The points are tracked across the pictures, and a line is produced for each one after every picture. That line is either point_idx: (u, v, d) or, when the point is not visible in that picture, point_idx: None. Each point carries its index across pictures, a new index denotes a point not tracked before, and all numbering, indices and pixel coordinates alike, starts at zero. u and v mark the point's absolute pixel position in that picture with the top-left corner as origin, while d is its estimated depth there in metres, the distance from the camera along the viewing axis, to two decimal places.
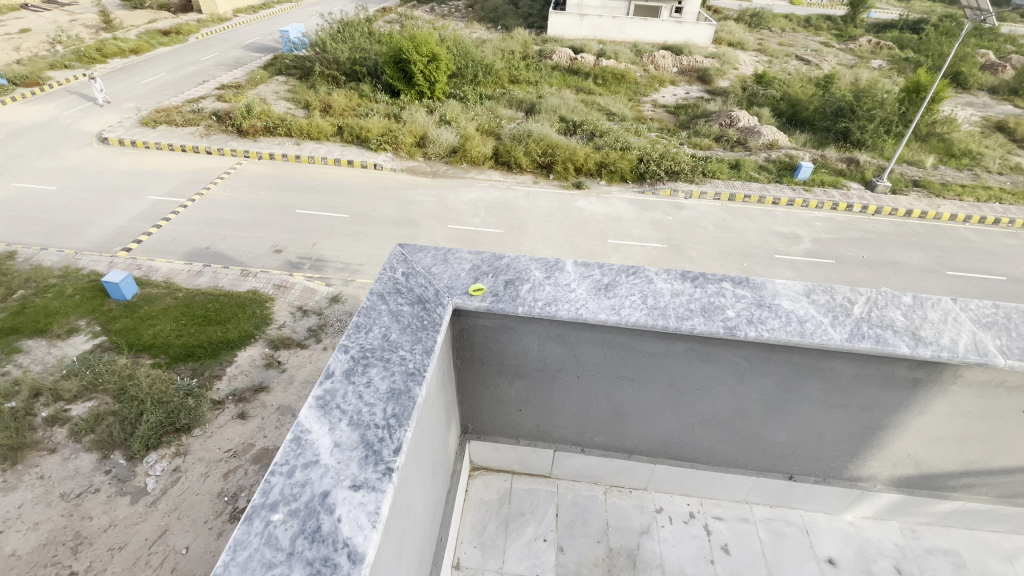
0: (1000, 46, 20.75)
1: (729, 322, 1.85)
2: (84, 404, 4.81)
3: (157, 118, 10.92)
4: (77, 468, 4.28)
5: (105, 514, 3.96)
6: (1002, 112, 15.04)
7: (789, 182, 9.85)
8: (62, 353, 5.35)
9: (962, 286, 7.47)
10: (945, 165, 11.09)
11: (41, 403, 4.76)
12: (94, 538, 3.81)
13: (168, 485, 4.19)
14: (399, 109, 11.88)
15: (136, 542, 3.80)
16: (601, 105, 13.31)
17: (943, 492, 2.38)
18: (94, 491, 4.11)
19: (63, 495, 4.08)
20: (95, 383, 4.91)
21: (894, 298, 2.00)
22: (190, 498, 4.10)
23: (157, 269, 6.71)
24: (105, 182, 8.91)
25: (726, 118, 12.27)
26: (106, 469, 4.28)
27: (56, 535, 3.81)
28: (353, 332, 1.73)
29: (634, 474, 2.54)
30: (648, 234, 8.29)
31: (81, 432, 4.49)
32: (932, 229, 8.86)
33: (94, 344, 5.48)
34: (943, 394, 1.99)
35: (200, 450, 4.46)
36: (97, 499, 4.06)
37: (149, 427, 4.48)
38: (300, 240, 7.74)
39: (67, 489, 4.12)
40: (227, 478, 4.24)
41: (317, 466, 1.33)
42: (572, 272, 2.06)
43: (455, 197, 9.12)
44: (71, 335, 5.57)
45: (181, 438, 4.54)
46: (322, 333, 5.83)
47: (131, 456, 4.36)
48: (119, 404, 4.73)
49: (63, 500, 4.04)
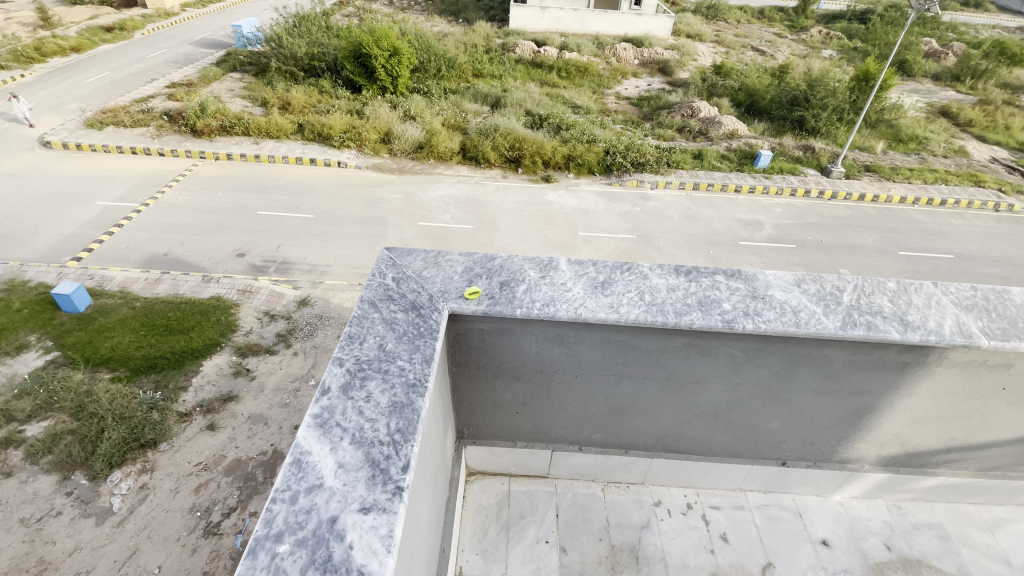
0: (941, 35, 21.81)
1: (726, 315, 1.85)
2: (39, 423, 4.49)
3: (103, 119, 10.31)
4: (37, 491, 4.00)
5: (69, 537, 3.73)
6: (944, 97, 15.79)
7: (750, 170, 10.11)
8: (13, 371, 5.00)
9: (914, 265, 7.82)
10: (894, 150, 11.60)
11: None
12: (59, 563, 3.59)
13: (135, 504, 3.97)
14: (361, 104, 11.59)
15: (104, 564, 3.59)
16: (566, 98, 13.32)
17: (927, 469, 2.49)
18: (56, 515, 3.86)
19: (23, 520, 3.82)
20: (50, 401, 4.61)
21: (880, 285, 2.05)
22: (160, 515, 3.90)
23: (112, 279, 6.35)
24: (49, 188, 8.37)
25: (687, 109, 12.50)
26: (67, 490, 4.02)
27: (17, 562, 3.57)
28: (346, 344, 1.65)
29: (632, 469, 2.54)
30: (616, 225, 8.37)
31: (38, 454, 4.20)
32: (884, 211, 9.26)
33: (47, 360, 5.14)
34: (929, 375, 2.06)
35: (168, 464, 4.25)
36: (60, 522, 3.81)
37: (112, 444, 4.24)
38: (264, 242, 7.46)
39: (26, 513, 3.85)
40: (198, 493, 4.06)
41: (321, 490, 1.25)
42: (567, 271, 2.02)
43: (423, 194, 8.97)
44: (21, 352, 5.21)
45: (147, 453, 4.31)
46: (291, 338, 5.64)
47: (94, 476, 4.11)
48: (77, 422, 4.45)
49: (23, 526, 3.78)
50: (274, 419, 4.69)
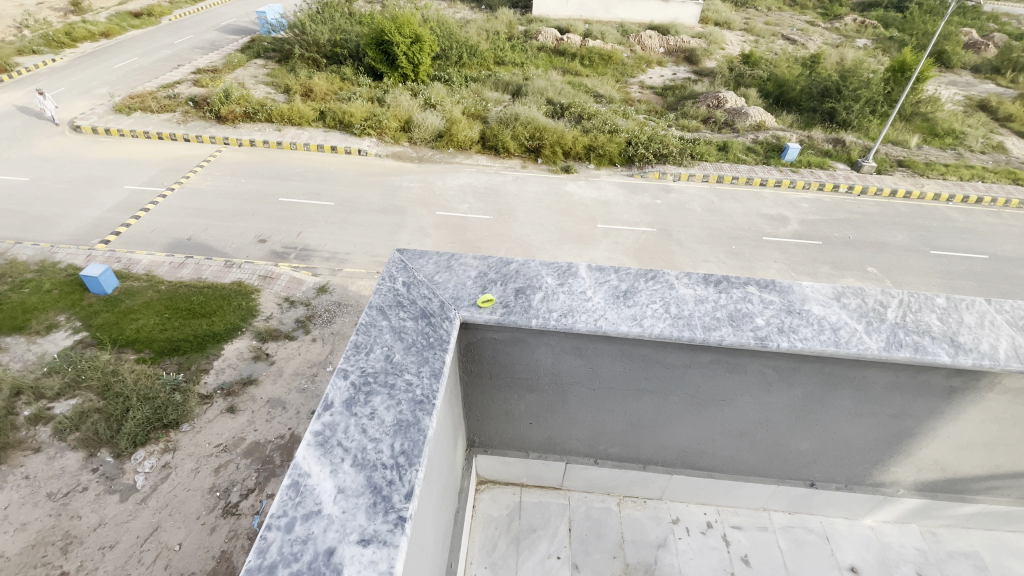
0: (982, 25, 20.75)
1: (759, 331, 1.71)
2: (67, 401, 4.57)
3: (131, 104, 10.43)
4: (64, 467, 4.07)
5: (94, 512, 3.79)
6: (984, 90, 15.05)
7: (777, 164, 9.76)
8: (43, 350, 5.09)
9: (946, 265, 7.46)
10: (929, 145, 11.07)
11: (23, 401, 4.52)
12: (84, 537, 3.64)
13: (157, 482, 4.01)
14: (382, 92, 11.49)
15: (127, 540, 3.65)
16: (588, 86, 13.04)
17: (967, 495, 2.32)
18: (82, 490, 3.92)
19: (50, 494, 3.89)
20: (78, 379, 4.68)
21: (928, 300, 1.88)
22: (181, 494, 3.94)
23: (138, 262, 6.43)
24: (79, 172, 8.51)
25: (713, 99, 12.11)
26: (92, 467, 4.08)
27: (44, 535, 3.64)
28: (351, 354, 1.56)
29: (650, 485, 2.42)
30: (637, 218, 8.16)
31: (65, 430, 4.27)
32: (916, 209, 8.85)
33: (75, 340, 5.22)
34: (977, 401, 1.90)
35: (189, 445, 4.29)
36: (85, 498, 3.87)
37: (136, 423, 4.29)
38: (285, 229, 7.47)
39: (53, 488, 3.92)
40: (218, 473, 4.09)
41: (319, 517, 1.17)
42: (587, 278, 1.90)
43: (442, 183, 8.88)
44: (50, 331, 5.30)
45: (169, 434, 4.35)
46: (310, 324, 5.63)
47: (119, 453, 4.16)
48: (104, 400, 4.50)
49: (50, 500, 3.85)
50: (291, 404, 4.69)
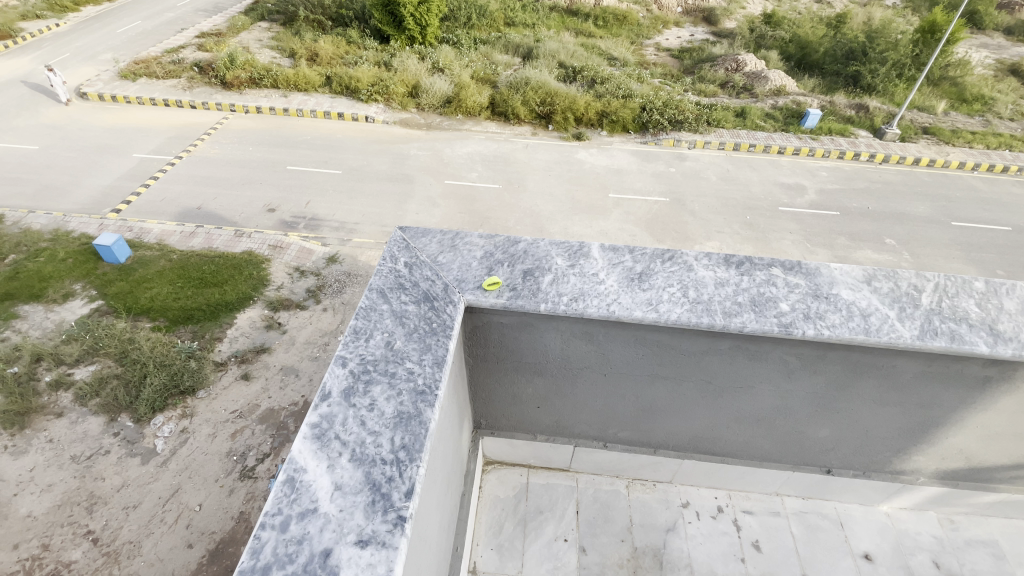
0: None
1: (784, 318, 1.60)
2: (86, 367, 4.61)
3: (136, 70, 10.21)
4: (86, 431, 4.14)
5: (117, 474, 3.86)
6: (1017, 53, 14.22)
7: (796, 131, 9.34)
8: (61, 318, 5.13)
9: (967, 237, 7.19)
10: (956, 111, 10.53)
11: (43, 367, 4.57)
12: (108, 498, 3.72)
13: (177, 446, 4.07)
14: (388, 55, 11.11)
15: (150, 500, 3.72)
16: (602, 49, 12.49)
17: (990, 484, 2.22)
18: (104, 453, 3.99)
19: (74, 457, 3.96)
20: (96, 347, 4.71)
21: (966, 284, 1.75)
22: (199, 458, 3.99)
23: (149, 231, 6.40)
24: (87, 140, 8.42)
25: (732, 62, 11.58)
26: (114, 431, 4.14)
27: (70, 496, 3.72)
28: (350, 341, 1.48)
29: (660, 468, 2.37)
30: (650, 187, 7.93)
31: (86, 396, 4.32)
32: (939, 178, 8.48)
33: (91, 308, 5.23)
34: (1011, 392, 1.79)
35: (206, 410, 4.33)
36: (108, 460, 3.95)
37: (154, 389, 4.32)
38: (294, 198, 7.37)
39: (77, 451, 3.99)
40: (235, 438, 4.13)
41: (315, 515, 1.12)
42: (599, 259, 1.79)
43: (451, 151, 8.66)
44: (67, 299, 5.32)
45: (186, 400, 4.39)
46: (321, 294, 5.60)
47: (139, 419, 4.22)
48: (122, 367, 4.54)
49: (74, 462, 3.92)
50: (304, 371, 4.71)
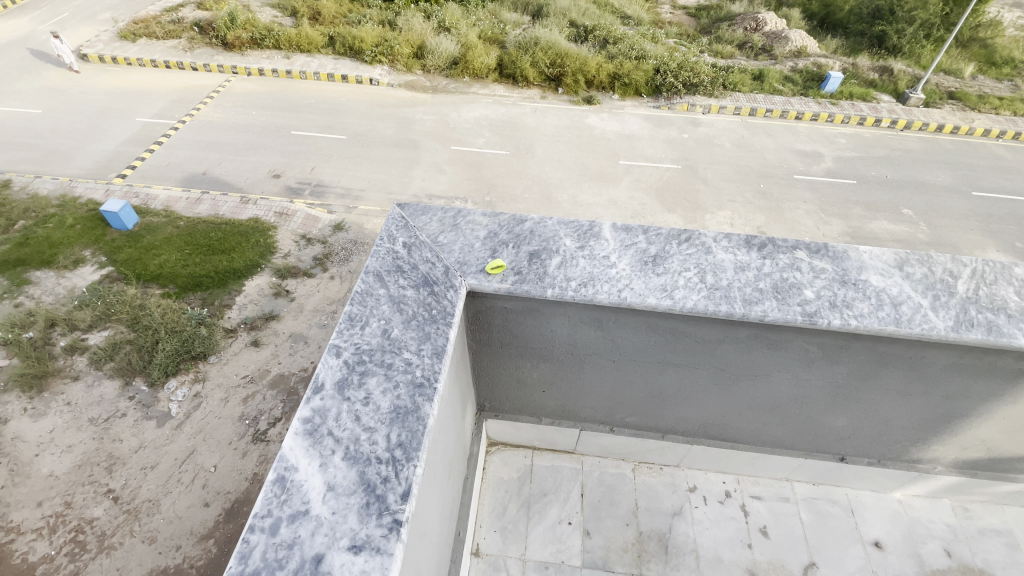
0: None
1: (808, 306, 1.49)
2: (99, 333, 4.61)
3: (135, 30, 9.89)
4: (102, 394, 4.17)
5: (134, 436, 3.90)
6: None
7: (815, 96, 8.92)
8: (72, 284, 5.10)
9: (987, 208, 6.91)
10: (985, 75, 9.98)
11: (57, 333, 4.58)
12: (126, 458, 3.77)
13: (191, 410, 4.09)
14: (393, 14, 10.66)
15: (167, 461, 3.77)
16: (615, 6, 11.90)
17: (1010, 474, 2.15)
18: (121, 416, 4.03)
19: (92, 419, 4.00)
20: (108, 313, 4.70)
21: (1006, 270, 1.61)
22: (213, 421, 4.02)
23: (156, 197, 6.31)
24: (90, 103, 8.23)
25: (752, 21, 11.00)
26: (129, 395, 4.17)
27: (90, 456, 3.78)
28: (345, 328, 1.40)
29: (667, 453, 2.32)
30: (661, 153, 7.66)
31: (100, 360, 4.33)
32: (963, 146, 8.11)
33: (101, 274, 5.20)
34: None
35: (217, 376, 4.34)
36: (125, 423, 3.98)
37: (166, 355, 4.33)
38: (298, 164, 7.21)
39: (94, 414, 4.03)
40: (247, 403, 4.15)
41: (306, 518, 1.06)
42: (610, 240, 1.68)
43: (457, 115, 8.39)
44: (77, 266, 5.29)
45: (198, 365, 4.39)
46: (328, 262, 5.53)
47: (152, 383, 4.23)
48: (134, 332, 4.54)
49: (92, 424, 3.97)
50: (313, 338, 4.68)
